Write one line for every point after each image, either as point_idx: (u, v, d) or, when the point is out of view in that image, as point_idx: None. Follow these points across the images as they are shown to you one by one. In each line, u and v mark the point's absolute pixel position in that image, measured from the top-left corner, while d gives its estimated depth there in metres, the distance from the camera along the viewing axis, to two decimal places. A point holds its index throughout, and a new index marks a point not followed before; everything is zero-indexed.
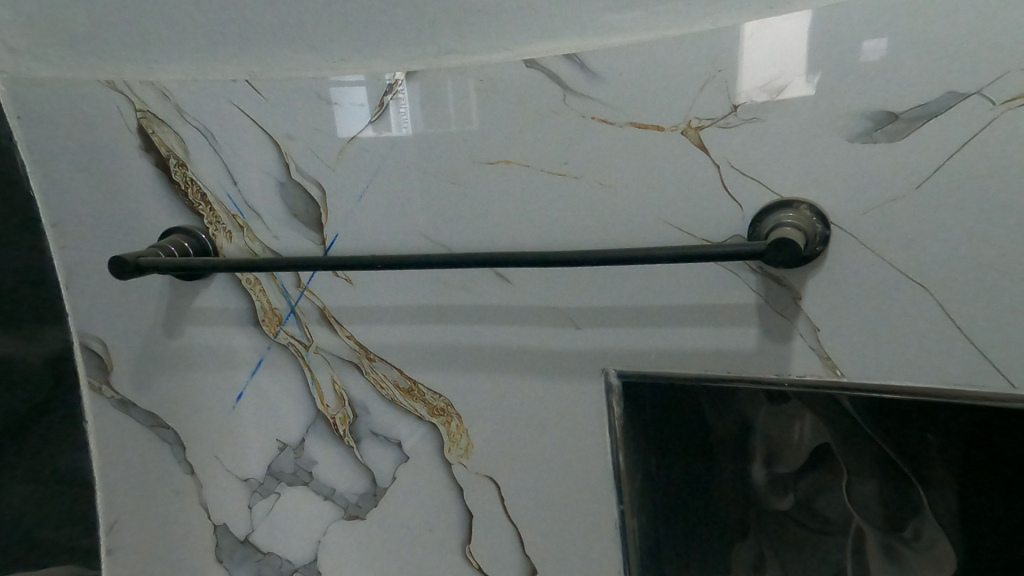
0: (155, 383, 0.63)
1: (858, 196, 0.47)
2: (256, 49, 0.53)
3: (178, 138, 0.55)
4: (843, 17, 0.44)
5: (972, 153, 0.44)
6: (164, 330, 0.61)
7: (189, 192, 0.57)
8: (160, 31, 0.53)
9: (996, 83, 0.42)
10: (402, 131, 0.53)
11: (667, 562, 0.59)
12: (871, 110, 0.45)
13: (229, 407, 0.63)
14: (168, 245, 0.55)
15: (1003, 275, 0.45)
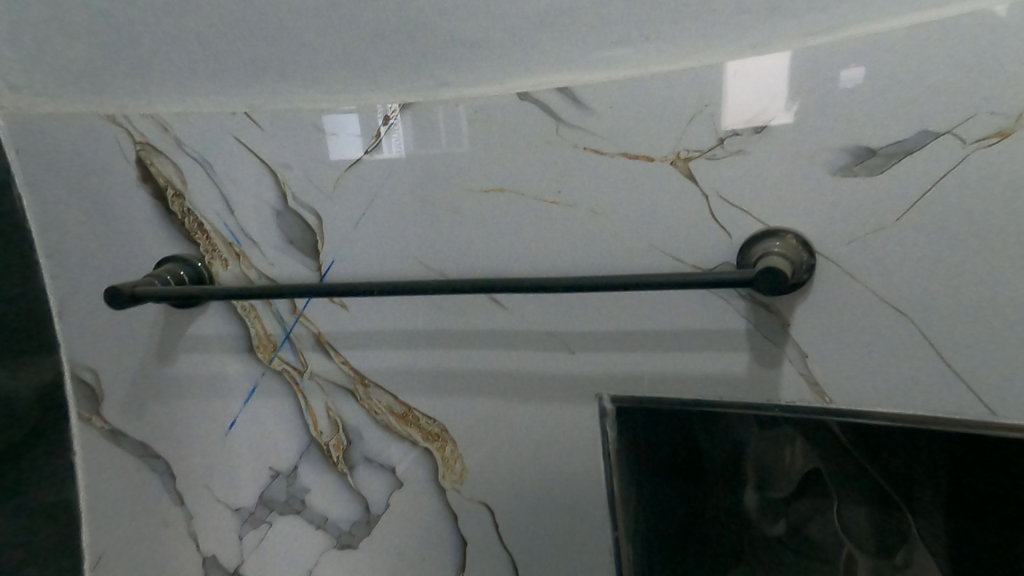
0: (146, 411, 0.63)
1: (841, 226, 0.49)
2: (256, 81, 0.54)
3: (176, 170, 0.56)
4: (821, 58, 0.46)
5: (947, 188, 0.46)
6: (157, 358, 0.61)
7: (185, 222, 0.57)
8: (160, 64, 0.54)
9: (966, 123, 0.44)
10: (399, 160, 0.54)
11: None
12: (850, 145, 0.47)
13: (221, 435, 0.63)
14: (163, 274, 0.55)
15: (980, 303, 0.47)
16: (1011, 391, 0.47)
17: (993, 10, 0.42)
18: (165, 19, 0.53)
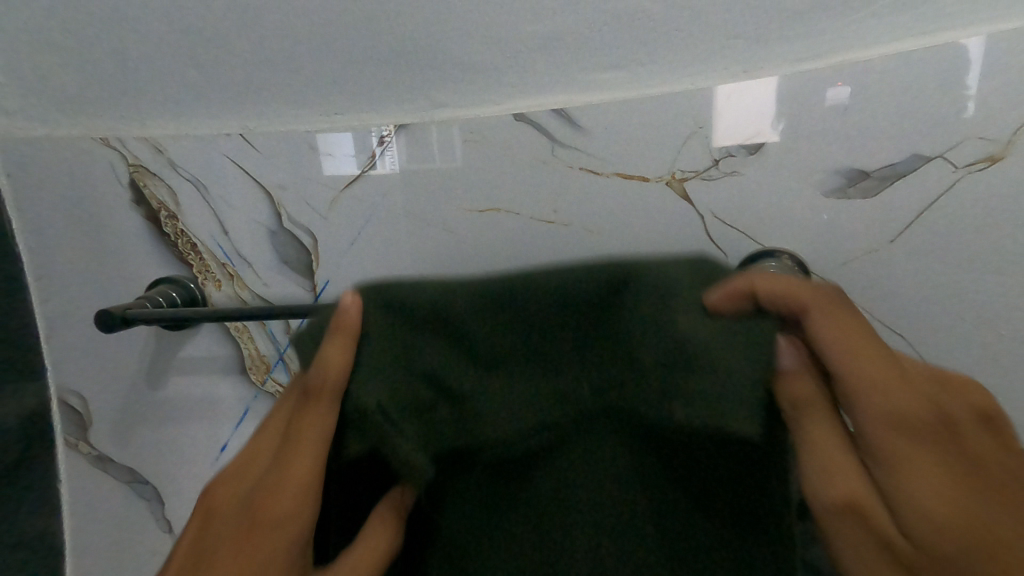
0: (136, 434, 0.61)
1: (835, 248, 0.49)
2: (250, 103, 0.54)
3: (170, 191, 0.55)
4: (811, 83, 0.46)
5: (939, 211, 0.46)
6: (147, 381, 0.60)
7: (179, 242, 0.57)
8: (155, 88, 0.54)
9: (957, 148, 0.44)
10: (393, 180, 0.54)
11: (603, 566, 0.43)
12: (843, 167, 0.47)
13: (212, 460, 0.61)
14: (155, 295, 0.55)
15: (973, 324, 0.47)
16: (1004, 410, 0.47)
17: (965, 41, 0.43)
18: (158, 41, 0.53)
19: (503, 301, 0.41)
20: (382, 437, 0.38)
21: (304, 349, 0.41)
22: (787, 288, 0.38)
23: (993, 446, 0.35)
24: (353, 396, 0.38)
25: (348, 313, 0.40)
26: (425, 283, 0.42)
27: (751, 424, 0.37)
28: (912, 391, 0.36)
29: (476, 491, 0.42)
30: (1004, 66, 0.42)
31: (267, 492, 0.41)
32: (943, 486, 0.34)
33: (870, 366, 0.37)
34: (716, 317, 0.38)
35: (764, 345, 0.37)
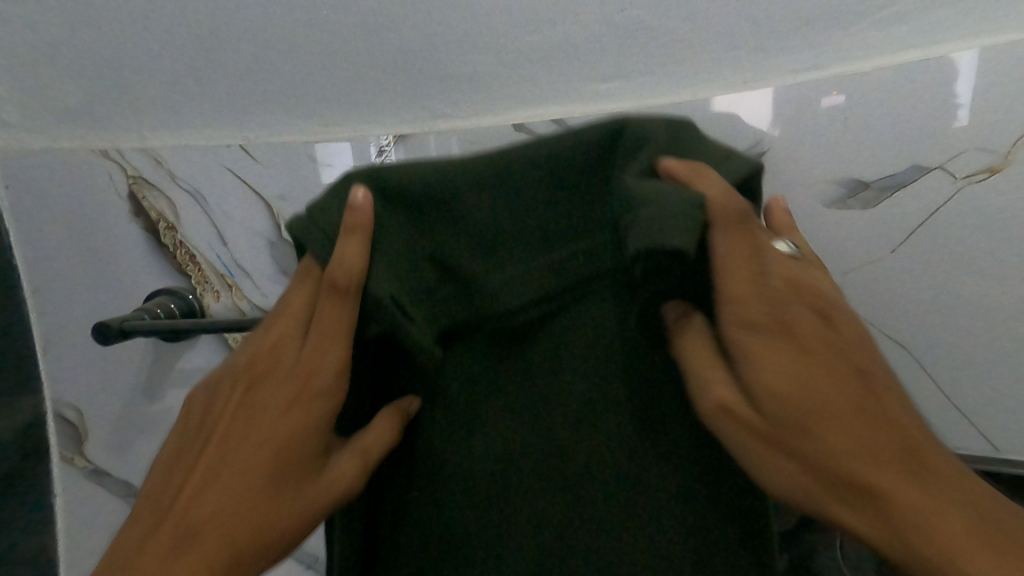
0: (132, 446, 0.61)
1: (837, 258, 0.49)
2: (249, 115, 0.54)
3: (169, 202, 0.55)
4: (808, 95, 0.47)
5: (940, 221, 0.46)
6: (144, 393, 0.60)
7: (178, 253, 0.57)
8: (154, 100, 0.54)
9: (956, 159, 0.44)
10: None
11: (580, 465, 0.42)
12: (843, 178, 0.47)
13: None
14: (153, 307, 0.54)
15: (976, 335, 0.47)
16: (1007, 421, 0.47)
17: (955, 55, 0.43)
18: (156, 53, 0.53)
19: (511, 170, 0.41)
20: (401, 318, 0.37)
21: (311, 246, 0.38)
22: (693, 170, 0.37)
23: (838, 342, 0.34)
24: (368, 279, 0.38)
25: (360, 207, 0.38)
26: (432, 162, 0.41)
27: (682, 242, 0.32)
28: (755, 282, 0.34)
29: (479, 370, 0.42)
30: (1001, 77, 0.42)
31: (281, 396, 0.39)
32: (779, 375, 0.33)
33: (732, 245, 0.35)
34: (643, 173, 0.37)
35: (696, 210, 0.34)
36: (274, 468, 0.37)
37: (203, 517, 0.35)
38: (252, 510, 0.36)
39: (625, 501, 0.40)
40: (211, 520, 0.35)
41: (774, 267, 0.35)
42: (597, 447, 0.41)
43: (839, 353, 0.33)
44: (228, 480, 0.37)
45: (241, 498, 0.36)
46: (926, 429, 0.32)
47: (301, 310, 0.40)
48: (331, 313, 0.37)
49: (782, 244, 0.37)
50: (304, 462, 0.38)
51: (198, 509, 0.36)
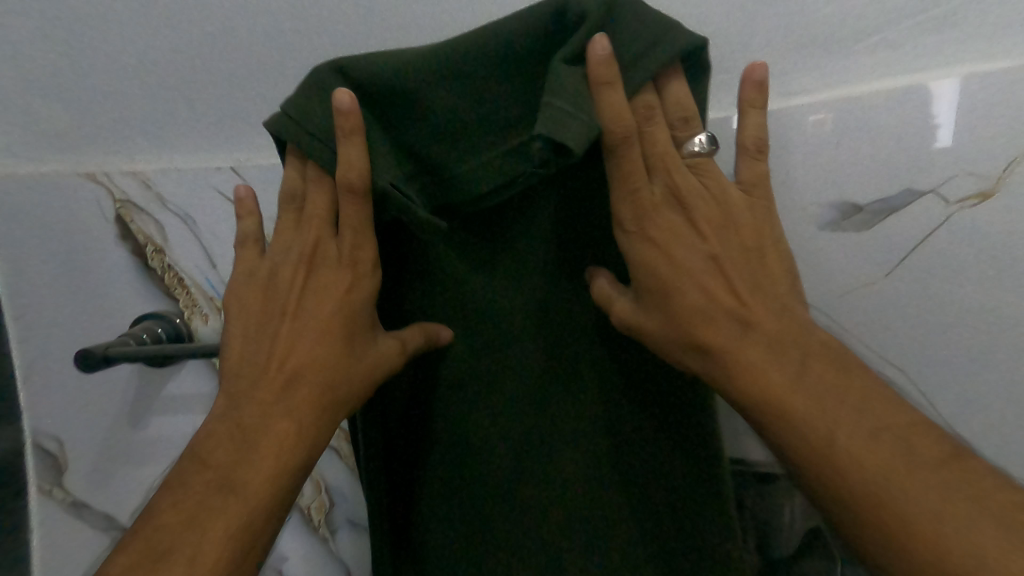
0: (114, 477, 0.59)
1: (832, 281, 0.49)
2: (238, 137, 0.53)
3: (157, 225, 0.54)
4: (799, 119, 0.46)
5: (934, 246, 0.46)
6: (128, 421, 0.58)
7: (166, 277, 0.56)
8: (143, 124, 0.53)
9: (948, 184, 0.44)
10: None
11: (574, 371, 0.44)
12: (837, 201, 0.47)
13: None
14: (139, 332, 0.53)
15: (973, 359, 0.46)
16: (1002, 442, 0.47)
17: (931, 84, 0.43)
18: (145, 77, 0.52)
19: (450, 64, 0.36)
20: (408, 208, 0.36)
21: (303, 148, 0.37)
22: (608, 72, 0.34)
23: (708, 250, 0.37)
24: (372, 176, 0.36)
25: (347, 110, 0.35)
26: (395, 52, 0.36)
27: (574, 143, 0.33)
28: (630, 199, 0.37)
29: (463, 270, 0.42)
30: (992, 104, 0.42)
31: (333, 288, 0.40)
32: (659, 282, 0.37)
33: (621, 161, 0.36)
34: (569, 64, 0.34)
35: (591, 113, 0.34)
36: (332, 351, 0.39)
37: (283, 397, 0.38)
38: (323, 388, 0.39)
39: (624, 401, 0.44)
40: (288, 397, 0.38)
41: (662, 178, 0.38)
42: (589, 363, 0.44)
43: (706, 256, 0.37)
44: (291, 364, 0.39)
45: (310, 380, 0.39)
46: (784, 309, 0.36)
47: (322, 208, 0.39)
48: (352, 216, 0.38)
49: (694, 143, 0.38)
50: (359, 350, 0.40)
51: (278, 392, 0.39)
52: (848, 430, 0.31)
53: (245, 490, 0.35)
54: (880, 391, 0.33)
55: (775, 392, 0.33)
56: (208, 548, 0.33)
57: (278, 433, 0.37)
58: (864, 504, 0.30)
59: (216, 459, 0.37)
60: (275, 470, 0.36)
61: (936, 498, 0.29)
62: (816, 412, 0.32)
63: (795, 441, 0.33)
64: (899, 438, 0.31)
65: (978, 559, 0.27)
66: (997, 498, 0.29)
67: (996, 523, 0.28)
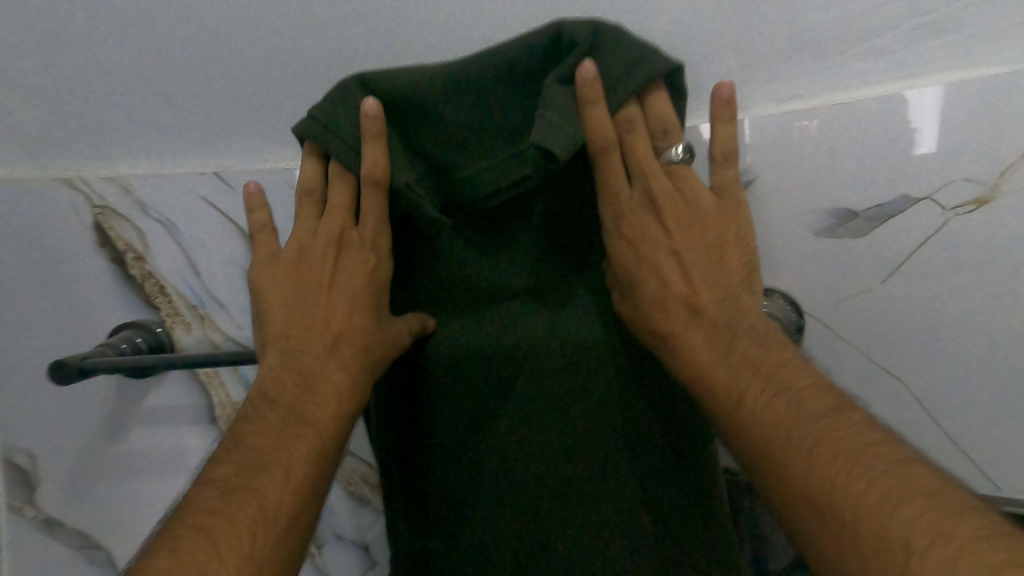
0: (92, 491, 0.57)
1: (829, 288, 0.48)
2: (222, 140, 0.52)
3: (137, 231, 0.53)
4: (789, 126, 0.46)
5: (932, 253, 0.45)
6: (105, 434, 0.56)
7: (147, 285, 0.54)
8: (124, 128, 0.52)
9: (944, 190, 0.44)
10: None
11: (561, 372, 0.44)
12: (833, 207, 0.46)
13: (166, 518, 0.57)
14: (117, 342, 0.52)
15: (971, 369, 0.46)
16: (1003, 453, 0.46)
17: (907, 92, 0.43)
18: (124, 79, 0.51)
19: (456, 79, 0.39)
20: (419, 205, 0.39)
21: (333, 149, 0.41)
22: (593, 91, 0.38)
23: (672, 246, 0.41)
24: (390, 175, 0.40)
25: (373, 116, 0.39)
26: (406, 71, 0.40)
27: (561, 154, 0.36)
28: (611, 200, 0.41)
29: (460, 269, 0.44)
30: (985, 111, 0.42)
31: (360, 269, 0.43)
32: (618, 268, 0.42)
33: (604, 170, 0.40)
34: (561, 83, 0.38)
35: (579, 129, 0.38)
36: (376, 315, 0.44)
37: (335, 354, 0.42)
38: (372, 346, 0.42)
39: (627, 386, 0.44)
40: (340, 353, 0.42)
41: (640, 182, 0.41)
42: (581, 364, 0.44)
43: (664, 248, 0.41)
44: (338, 327, 0.43)
45: (359, 339, 0.42)
46: (729, 295, 0.40)
47: (343, 201, 0.43)
48: (370, 206, 0.41)
49: (673, 151, 0.41)
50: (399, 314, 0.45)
51: (329, 351, 0.42)
52: (753, 392, 0.35)
53: (318, 424, 0.39)
54: (799, 366, 0.36)
55: (692, 361, 0.38)
56: (296, 470, 0.37)
57: (338, 382, 0.41)
58: (752, 451, 0.34)
59: (283, 402, 0.40)
60: (343, 410, 0.41)
61: (810, 447, 0.31)
62: (726, 378, 0.36)
63: (706, 400, 0.37)
64: (794, 401, 0.34)
65: (830, 494, 0.30)
66: (871, 448, 0.30)
67: (860, 467, 0.30)
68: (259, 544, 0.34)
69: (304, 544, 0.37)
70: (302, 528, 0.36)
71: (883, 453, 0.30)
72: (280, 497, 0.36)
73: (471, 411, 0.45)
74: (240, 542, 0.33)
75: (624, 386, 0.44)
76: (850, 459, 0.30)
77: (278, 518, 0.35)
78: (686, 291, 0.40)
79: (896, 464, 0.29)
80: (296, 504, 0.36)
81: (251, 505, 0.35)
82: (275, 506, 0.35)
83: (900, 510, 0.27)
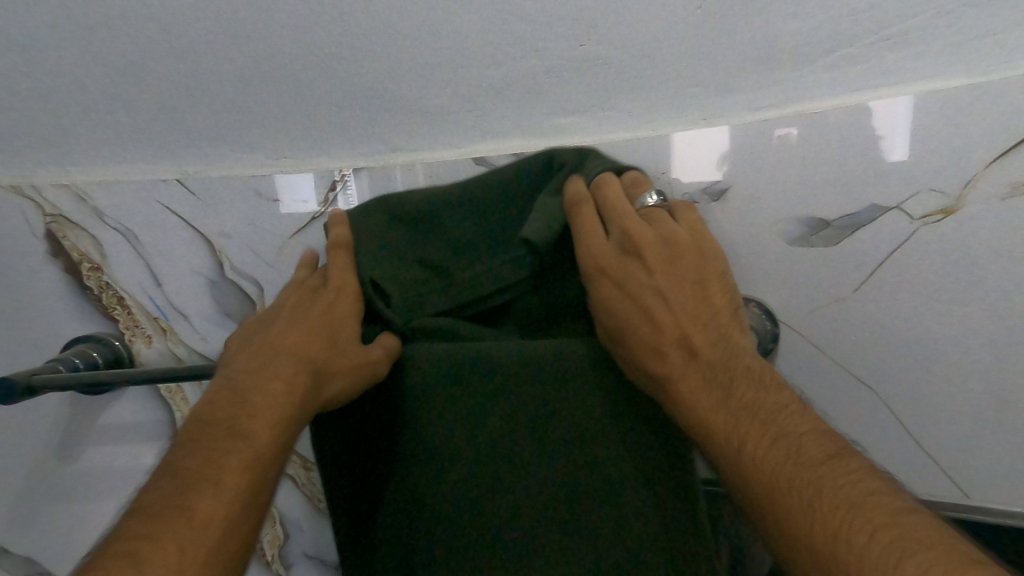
0: (44, 512, 0.54)
1: (802, 296, 0.48)
2: (185, 147, 0.51)
3: (93, 241, 0.52)
4: (758, 135, 0.46)
5: (901, 261, 0.45)
6: (59, 452, 0.54)
7: (103, 296, 0.54)
8: (81, 134, 0.51)
9: (912, 200, 0.44)
10: None
11: (533, 409, 0.43)
12: (804, 216, 0.46)
13: None
14: (70, 358, 0.50)
15: (942, 376, 0.46)
16: (974, 462, 0.46)
17: (871, 104, 0.44)
18: (76, 83, 0.49)
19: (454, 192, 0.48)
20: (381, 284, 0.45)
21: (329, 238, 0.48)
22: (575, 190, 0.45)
23: (655, 284, 0.41)
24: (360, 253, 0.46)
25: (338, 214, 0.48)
26: (427, 188, 0.49)
27: (541, 239, 0.43)
28: (587, 248, 0.43)
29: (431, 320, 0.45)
30: (949, 122, 0.42)
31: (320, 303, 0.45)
32: (606, 314, 0.42)
33: (579, 220, 0.44)
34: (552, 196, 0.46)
35: (563, 220, 0.45)
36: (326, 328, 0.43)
37: (278, 366, 0.41)
38: (319, 356, 0.42)
39: (589, 408, 0.43)
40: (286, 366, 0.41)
41: (616, 225, 0.43)
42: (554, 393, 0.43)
43: (649, 288, 0.41)
44: (287, 344, 0.42)
45: (307, 351, 0.42)
46: (722, 337, 0.40)
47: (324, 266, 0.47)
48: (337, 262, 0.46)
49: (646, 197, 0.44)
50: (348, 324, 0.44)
51: (273, 365, 0.41)
52: (754, 440, 0.34)
53: (254, 436, 0.37)
54: (796, 409, 0.36)
55: (686, 410, 0.38)
56: (228, 485, 0.35)
57: (277, 394, 0.40)
58: (755, 504, 0.33)
59: (221, 417, 0.38)
60: (282, 420, 0.39)
61: (811, 500, 0.31)
62: (724, 427, 0.36)
63: (706, 449, 0.37)
64: (792, 447, 0.33)
65: (833, 550, 0.29)
66: (869, 498, 0.30)
67: (864, 521, 0.29)
68: (186, 561, 0.31)
69: (240, 562, 0.34)
70: (237, 544, 0.34)
71: (883, 502, 0.30)
72: (214, 510, 0.34)
73: (425, 437, 0.44)
74: (165, 558, 0.31)
75: (588, 410, 0.43)
76: (851, 512, 0.30)
77: (209, 534, 0.33)
78: (677, 334, 0.40)
79: (901, 518, 0.29)
80: (231, 517, 0.34)
81: (180, 521, 0.33)
82: (206, 520, 0.33)
83: (903, 566, 0.27)
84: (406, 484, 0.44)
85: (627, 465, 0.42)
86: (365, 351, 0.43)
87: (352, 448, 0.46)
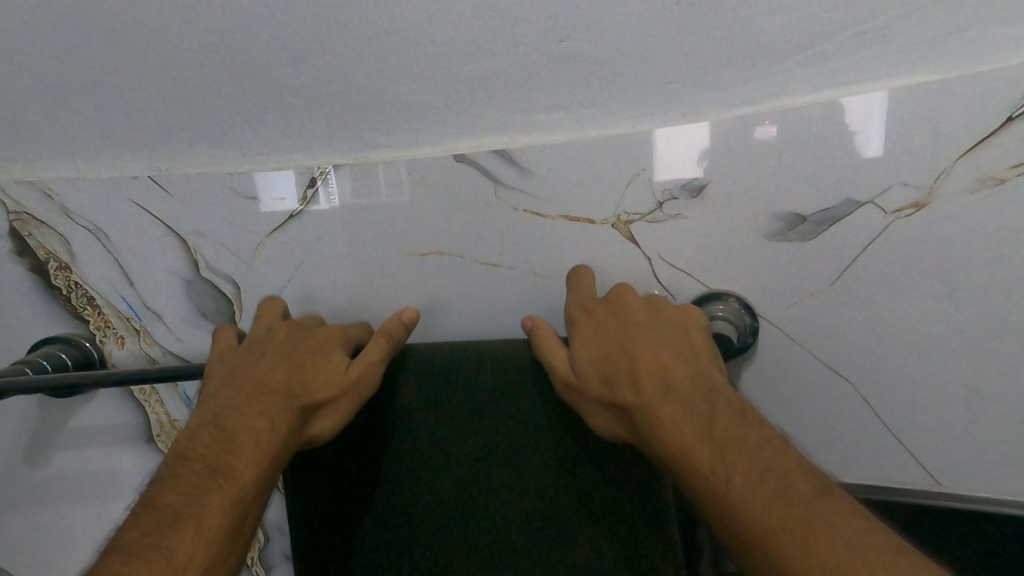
0: (16, 516, 0.53)
1: (781, 291, 0.48)
2: (156, 143, 0.50)
3: (60, 239, 0.51)
4: (737, 130, 0.46)
5: (877, 254, 0.46)
6: (27, 456, 0.52)
7: (72, 295, 0.53)
8: (45, 129, 0.50)
9: (885, 194, 0.45)
10: (332, 215, 0.51)
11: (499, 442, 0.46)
12: (782, 212, 0.47)
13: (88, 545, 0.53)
14: (38, 359, 0.50)
15: (919, 369, 0.46)
16: (946, 451, 0.47)
17: (843, 100, 0.44)
18: (39, 77, 0.48)
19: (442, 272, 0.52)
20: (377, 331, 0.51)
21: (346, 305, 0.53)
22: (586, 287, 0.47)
23: (642, 330, 0.43)
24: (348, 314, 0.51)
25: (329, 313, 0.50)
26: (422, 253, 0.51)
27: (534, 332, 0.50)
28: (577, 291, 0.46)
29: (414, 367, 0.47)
30: (921, 117, 0.43)
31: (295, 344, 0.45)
32: (582, 360, 0.42)
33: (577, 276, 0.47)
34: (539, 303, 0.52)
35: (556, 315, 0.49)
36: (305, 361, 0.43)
37: (261, 402, 0.41)
38: (300, 394, 0.42)
39: (556, 431, 0.46)
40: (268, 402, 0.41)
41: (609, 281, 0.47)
42: (516, 421, 0.46)
43: (639, 335, 0.42)
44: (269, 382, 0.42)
45: (283, 387, 0.42)
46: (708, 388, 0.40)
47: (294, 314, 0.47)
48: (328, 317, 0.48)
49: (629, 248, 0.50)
50: (332, 353, 0.44)
51: (255, 401, 0.41)
52: (742, 474, 0.34)
53: (239, 474, 0.38)
54: (781, 445, 0.35)
55: (666, 438, 0.38)
56: (209, 521, 0.36)
57: (261, 431, 0.40)
58: (746, 539, 0.33)
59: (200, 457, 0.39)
60: (266, 457, 0.39)
61: (802, 537, 0.31)
62: (708, 457, 0.36)
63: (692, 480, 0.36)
64: (781, 483, 0.33)
65: None
66: (859, 537, 0.30)
67: (843, 550, 0.29)
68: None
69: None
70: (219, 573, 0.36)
71: (875, 544, 0.29)
72: (192, 551, 0.35)
73: (401, 463, 0.47)
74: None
75: (552, 441, 0.46)
76: (845, 554, 0.29)
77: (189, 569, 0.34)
78: (660, 372, 0.41)
79: (876, 548, 0.29)
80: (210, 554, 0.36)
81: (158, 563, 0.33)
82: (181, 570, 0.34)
83: None
84: (383, 502, 0.47)
85: (589, 494, 0.45)
86: (346, 376, 0.43)
87: (328, 469, 0.48)
